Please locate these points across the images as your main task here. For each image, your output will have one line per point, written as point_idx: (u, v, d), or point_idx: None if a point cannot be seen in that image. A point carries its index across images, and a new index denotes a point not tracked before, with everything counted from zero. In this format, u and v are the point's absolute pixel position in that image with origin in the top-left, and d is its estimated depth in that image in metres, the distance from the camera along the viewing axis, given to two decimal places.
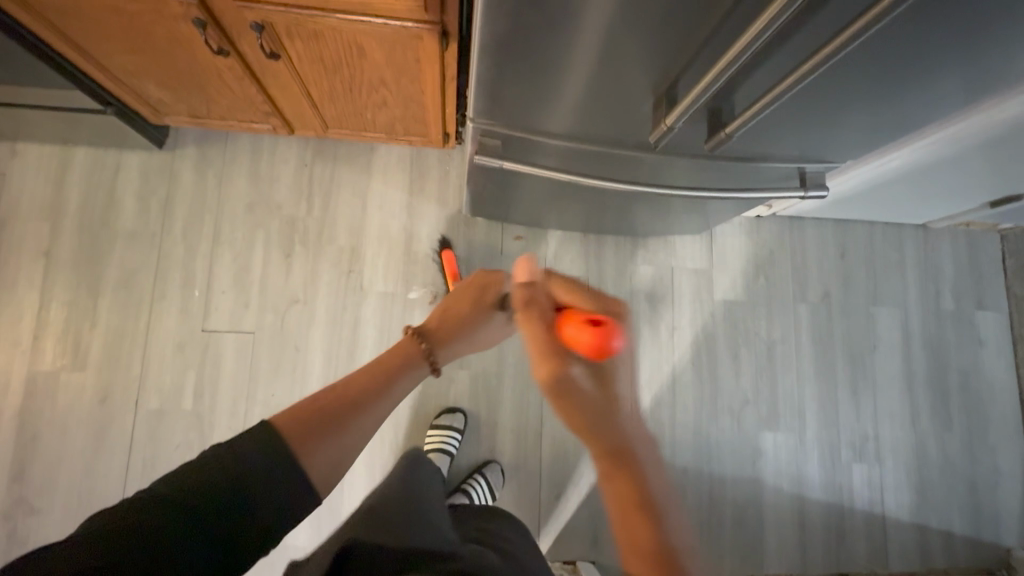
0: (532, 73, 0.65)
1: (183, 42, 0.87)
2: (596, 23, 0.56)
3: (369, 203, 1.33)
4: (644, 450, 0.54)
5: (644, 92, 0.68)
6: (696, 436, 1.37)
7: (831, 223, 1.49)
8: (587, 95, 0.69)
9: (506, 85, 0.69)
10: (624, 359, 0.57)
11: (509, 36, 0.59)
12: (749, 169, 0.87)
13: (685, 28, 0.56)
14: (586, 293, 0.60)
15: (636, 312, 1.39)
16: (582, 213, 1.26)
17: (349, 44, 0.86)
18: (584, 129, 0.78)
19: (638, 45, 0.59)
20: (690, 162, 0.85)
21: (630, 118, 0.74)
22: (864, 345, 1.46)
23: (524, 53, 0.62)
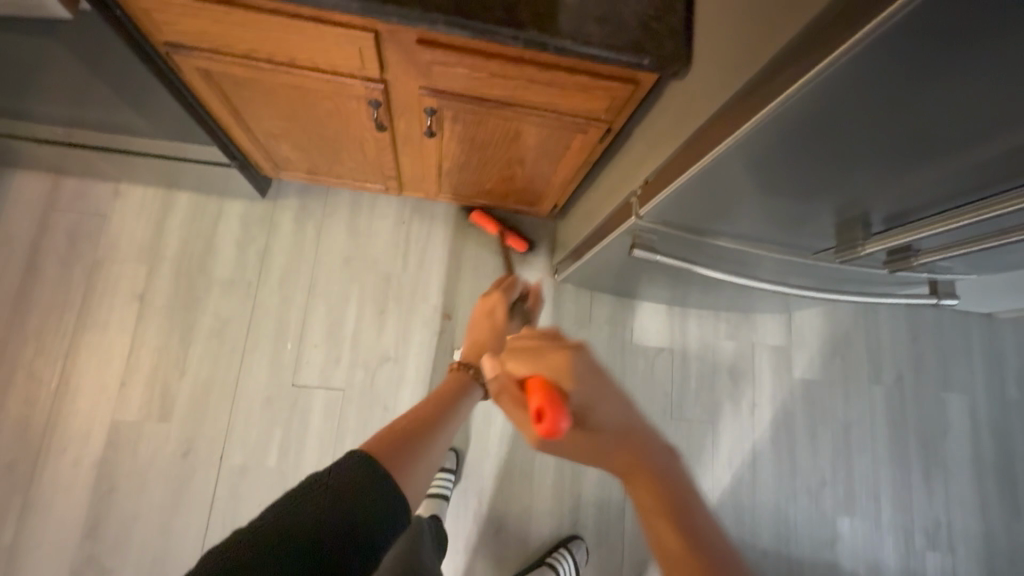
0: (729, 194, 0.69)
1: (345, 117, 0.89)
2: (838, 178, 0.57)
3: (464, 263, 1.34)
4: (665, 454, 0.52)
5: (834, 221, 0.69)
6: (776, 515, 1.36)
7: (903, 307, 1.53)
8: (779, 216, 0.70)
9: (692, 199, 0.73)
10: (598, 393, 0.54)
11: (720, 170, 0.64)
12: (854, 277, 0.93)
13: (897, 200, 0.59)
14: (530, 350, 0.57)
15: (717, 386, 1.41)
16: (679, 289, 1.28)
17: (510, 130, 0.88)
18: (749, 239, 0.80)
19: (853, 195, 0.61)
20: (789, 267, 0.90)
21: (807, 237, 0.75)
22: (935, 430, 1.47)
23: (728, 182, 0.66)
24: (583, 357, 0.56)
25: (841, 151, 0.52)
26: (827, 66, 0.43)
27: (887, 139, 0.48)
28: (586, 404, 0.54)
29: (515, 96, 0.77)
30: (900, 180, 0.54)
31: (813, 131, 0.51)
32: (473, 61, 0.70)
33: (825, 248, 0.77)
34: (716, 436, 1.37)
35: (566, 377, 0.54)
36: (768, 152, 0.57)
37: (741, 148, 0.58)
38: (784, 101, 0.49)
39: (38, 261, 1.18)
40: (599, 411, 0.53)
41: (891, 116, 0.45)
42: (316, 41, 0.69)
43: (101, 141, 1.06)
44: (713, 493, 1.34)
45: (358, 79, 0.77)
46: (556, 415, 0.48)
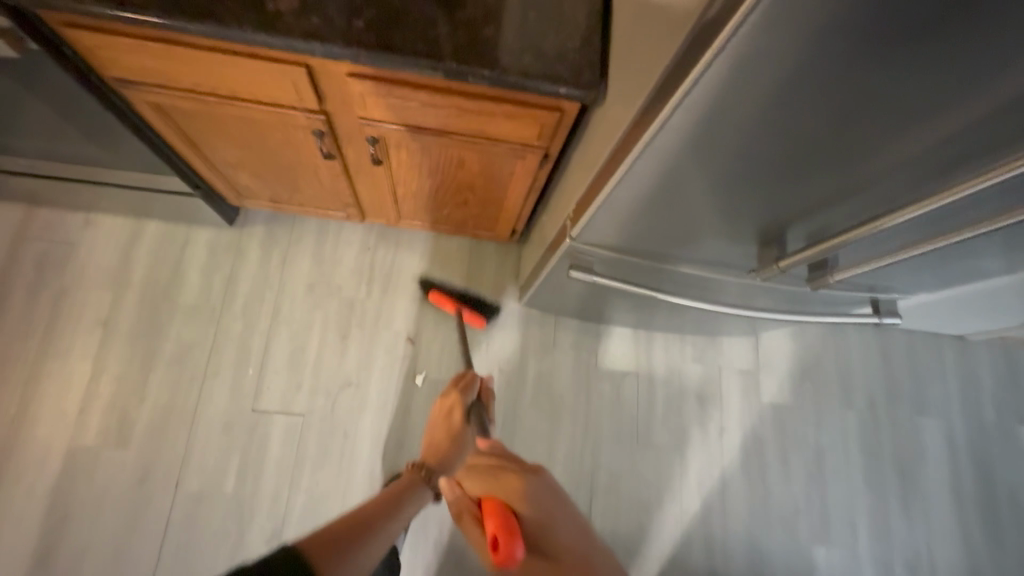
0: (650, 211, 0.70)
1: (295, 146, 0.93)
2: (745, 185, 0.59)
3: (428, 288, 1.36)
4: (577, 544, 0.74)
5: (751, 235, 0.70)
6: (749, 545, 1.32)
7: (872, 330, 1.53)
8: (702, 231, 0.72)
9: (621, 217, 0.75)
10: (550, 504, 0.70)
11: (641, 185, 0.65)
12: (796, 296, 0.93)
13: (811, 209, 0.61)
14: (493, 471, 0.71)
15: (685, 411, 1.39)
16: (639, 313, 1.29)
17: (453, 156, 0.91)
18: (683, 255, 0.81)
19: (763, 207, 0.63)
20: (745, 287, 0.89)
21: (736, 253, 0.76)
22: (911, 455, 1.44)
23: (649, 199, 0.68)
24: (536, 481, 0.70)
25: (742, 155, 0.53)
26: (707, 73, 0.44)
27: (783, 140, 0.49)
28: (540, 519, 0.67)
29: (449, 124, 0.81)
30: (797, 185, 0.56)
31: (711, 140, 0.52)
32: (403, 91, 0.73)
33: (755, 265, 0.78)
34: (684, 462, 1.35)
35: (524, 501, 0.67)
36: (680, 167, 0.58)
37: (655, 163, 0.60)
38: (680, 112, 0.50)
39: (6, 289, 1.21)
40: (546, 523, 0.68)
41: (781, 118, 0.47)
42: (253, 74, 0.73)
43: (68, 172, 1.10)
44: (682, 522, 1.31)
45: (300, 110, 0.80)
46: (511, 546, 0.58)
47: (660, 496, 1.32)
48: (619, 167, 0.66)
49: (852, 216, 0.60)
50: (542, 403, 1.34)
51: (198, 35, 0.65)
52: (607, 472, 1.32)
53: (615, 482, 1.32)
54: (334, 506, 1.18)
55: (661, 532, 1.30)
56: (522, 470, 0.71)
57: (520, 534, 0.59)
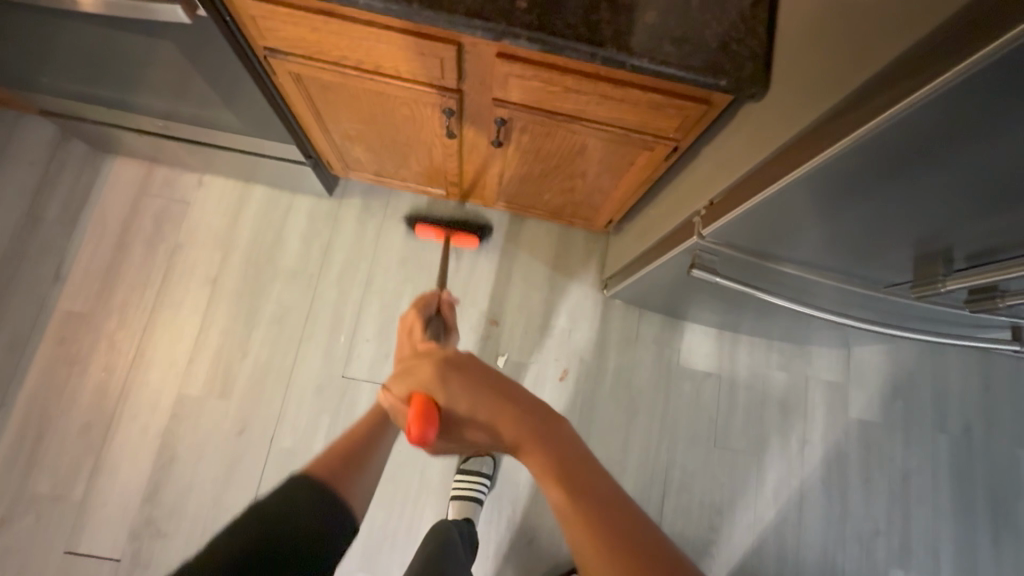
0: (798, 221, 0.67)
1: (418, 123, 0.93)
2: (921, 212, 0.55)
3: (514, 272, 1.36)
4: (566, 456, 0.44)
5: (910, 255, 0.66)
6: (822, 562, 1.28)
7: (976, 353, 1.44)
8: (845, 246, 0.69)
9: (760, 223, 0.72)
10: (469, 379, 0.50)
11: (798, 196, 0.63)
12: (923, 315, 0.88)
13: (992, 241, 0.56)
14: (412, 363, 0.55)
15: (766, 418, 1.36)
16: (732, 315, 1.25)
17: (576, 143, 0.90)
18: (815, 266, 0.77)
19: (937, 231, 0.58)
20: (846, 296, 0.85)
21: (881, 269, 0.72)
22: (1008, 489, 1.36)
23: (801, 210, 0.65)
24: (451, 359, 0.52)
25: (934, 185, 0.50)
26: (948, 86, 0.41)
27: (978, 175, 0.46)
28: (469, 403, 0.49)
29: (585, 110, 0.79)
30: (988, 220, 0.52)
31: (899, 162, 0.49)
32: (549, 75, 0.72)
33: (902, 282, 0.73)
34: (761, 469, 1.32)
35: (438, 385, 0.51)
36: (855, 185, 0.56)
37: (826, 177, 0.57)
38: (873, 130, 0.48)
39: (127, 241, 1.29)
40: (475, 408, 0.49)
41: (985, 153, 0.43)
42: (402, 50, 0.73)
43: (192, 134, 1.14)
44: (754, 530, 1.29)
45: (436, 88, 0.80)
46: (423, 427, 0.48)
47: (733, 501, 1.30)
48: (778, 172, 0.63)
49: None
50: (620, 396, 1.33)
51: (364, 9, 0.66)
52: (681, 471, 1.31)
53: (689, 481, 1.30)
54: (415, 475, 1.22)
55: (732, 537, 1.28)
56: (437, 355, 0.54)
57: (435, 416, 0.49)
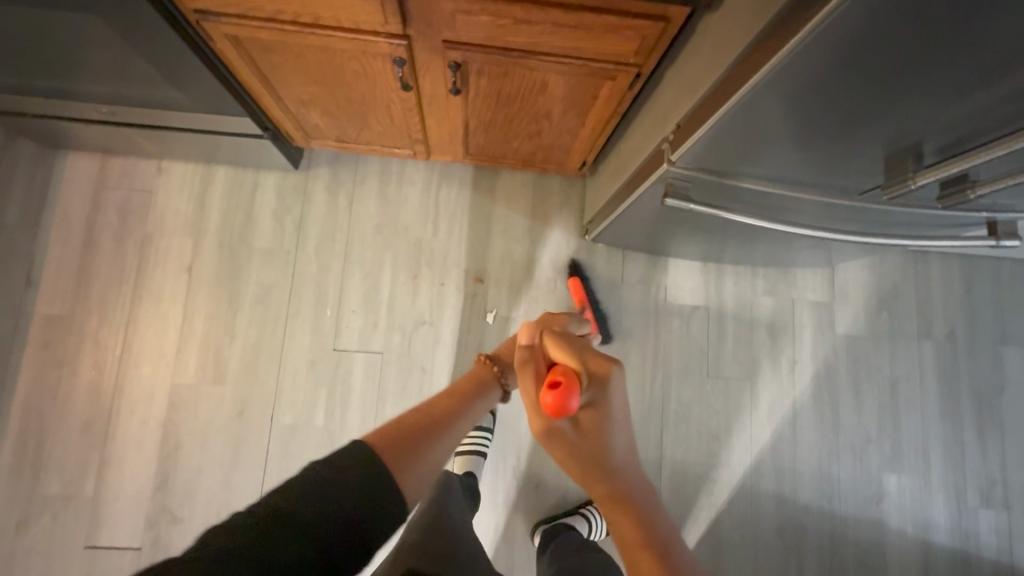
0: (763, 134, 0.66)
1: (370, 78, 0.90)
2: (885, 103, 0.54)
3: (493, 227, 1.35)
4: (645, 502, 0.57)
5: (878, 156, 0.65)
6: (818, 473, 1.34)
7: (957, 259, 1.45)
8: (814, 155, 0.68)
9: (727, 141, 0.70)
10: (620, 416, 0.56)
11: (761, 106, 0.61)
12: (901, 221, 0.87)
13: (958, 128, 0.55)
14: (577, 346, 0.60)
15: (756, 344, 1.38)
16: (714, 246, 1.24)
17: (535, 81, 0.87)
18: (787, 180, 0.76)
19: (902, 126, 0.57)
20: (824, 208, 0.84)
21: (851, 174, 0.71)
22: (991, 385, 1.41)
23: (766, 122, 0.63)
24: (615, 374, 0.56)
25: (894, 68, 0.48)
26: None
27: (935, 48, 0.45)
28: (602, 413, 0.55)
29: (539, 43, 0.76)
30: (945, 105, 0.52)
31: (856, 52, 0.48)
32: (497, 7, 0.69)
33: (872, 186, 0.72)
34: (755, 394, 1.36)
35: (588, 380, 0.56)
36: (815, 86, 0.54)
37: (787, 82, 0.55)
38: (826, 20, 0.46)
39: (94, 238, 1.26)
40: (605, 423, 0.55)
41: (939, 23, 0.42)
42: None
43: (141, 118, 1.09)
44: (752, 451, 1.33)
45: (382, 36, 0.76)
46: (565, 396, 0.52)
47: (731, 427, 1.34)
48: (738, 83, 0.61)
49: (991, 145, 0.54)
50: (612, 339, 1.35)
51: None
52: (676, 404, 1.34)
53: (685, 413, 1.33)
54: None
55: (731, 461, 1.32)
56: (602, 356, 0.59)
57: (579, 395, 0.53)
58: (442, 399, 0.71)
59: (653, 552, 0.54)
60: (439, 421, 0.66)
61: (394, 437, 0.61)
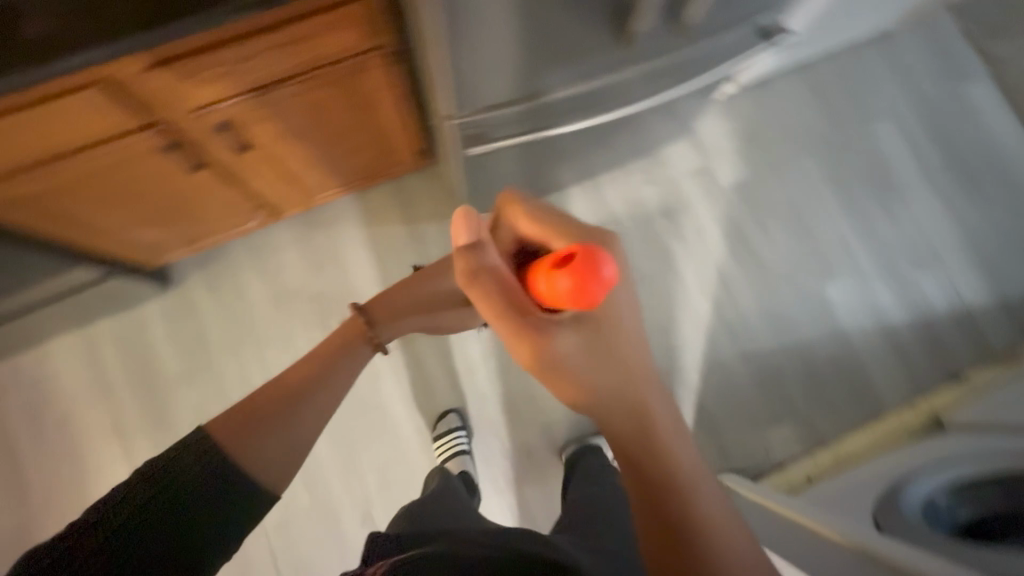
0: (484, 53, 0.72)
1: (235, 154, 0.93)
2: None
3: (377, 248, 1.37)
4: (661, 430, 0.51)
5: (586, 18, 0.73)
6: (767, 314, 1.39)
7: (795, 71, 1.53)
8: (540, 48, 0.75)
9: (467, 76, 0.76)
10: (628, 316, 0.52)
11: (455, 32, 0.68)
12: (674, 69, 0.94)
13: None
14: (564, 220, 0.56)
15: (659, 232, 1.43)
16: (573, 166, 1.28)
17: (305, 105, 0.89)
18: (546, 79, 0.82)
19: None
20: (616, 86, 0.90)
21: (586, 47, 0.78)
22: (875, 164, 1.49)
23: (472, 41, 0.70)
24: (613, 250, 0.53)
25: None
26: None
27: None
28: (609, 314, 0.52)
29: (272, 72, 0.78)
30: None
31: None
32: (204, 57, 0.71)
33: (612, 45, 0.80)
34: (679, 275, 1.40)
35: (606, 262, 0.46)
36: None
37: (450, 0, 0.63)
38: None
39: (13, 444, 1.24)
40: (624, 319, 0.52)
41: None
42: (181, 85, 0.74)
43: None
44: (701, 325, 1.38)
45: (133, 133, 0.79)
46: (580, 282, 0.45)
47: (672, 315, 1.38)
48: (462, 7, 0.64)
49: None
50: None
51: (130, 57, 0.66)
52: None
53: None
54: (402, 465, 1.27)
55: (688, 343, 1.37)
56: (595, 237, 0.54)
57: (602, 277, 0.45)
58: (313, 355, 0.70)
59: (653, 486, 0.49)
60: (312, 379, 0.66)
61: (229, 425, 0.60)
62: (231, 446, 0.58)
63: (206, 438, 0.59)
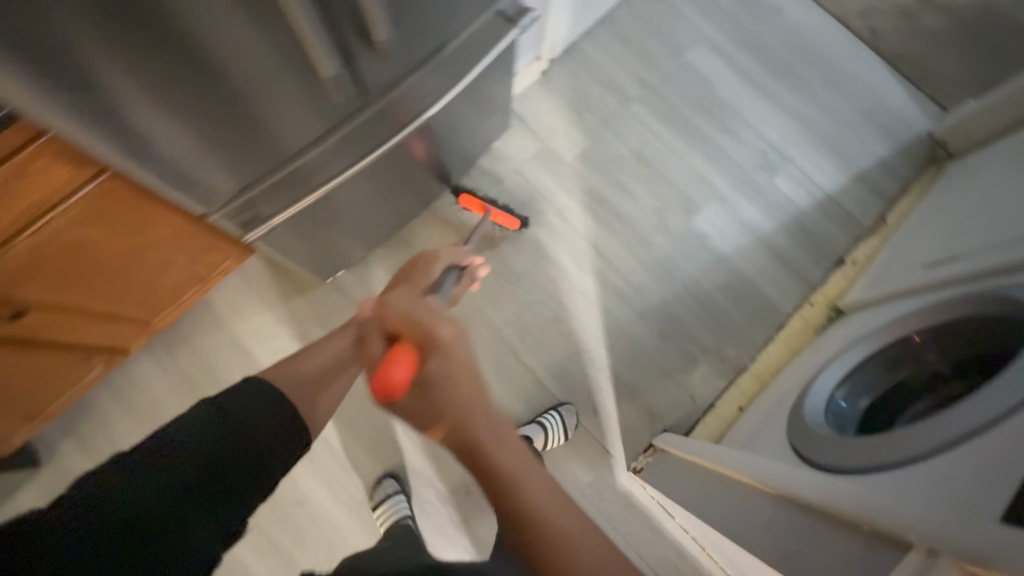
0: (179, 146, 0.69)
1: (127, 240, 0.92)
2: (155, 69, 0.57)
3: (250, 344, 1.33)
4: (511, 461, 0.53)
5: (274, 77, 0.67)
6: (649, 267, 1.39)
7: (597, 27, 1.54)
8: (241, 120, 0.70)
9: (182, 168, 0.73)
10: (470, 388, 0.55)
11: (122, 137, 0.64)
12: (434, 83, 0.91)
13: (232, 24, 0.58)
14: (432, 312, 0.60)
15: (522, 225, 1.41)
16: (408, 197, 1.25)
17: (60, 249, 0.83)
18: (280, 142, 0.77)
19: (210, 58, 0.60)
20: (377, 118, 0.84)
21: (299, 102, 0.73)
22: (701, 88, 1.51)
23: (151, 140, 0.66)
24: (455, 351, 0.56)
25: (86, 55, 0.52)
26: None
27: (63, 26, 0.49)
28: (446, 384, 0.55)
29: None
30: (250, 15, 0.59)
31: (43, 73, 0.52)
32: None
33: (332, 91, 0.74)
34: (554, 260, 1.39)
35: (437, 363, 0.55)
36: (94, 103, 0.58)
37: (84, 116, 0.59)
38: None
39: None
40: (456, 393, 0.55)
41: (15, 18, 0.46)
42: (60, 161, 0.72)
43: None
44: (591, 301, 1.37)
45: None
46: (387, 377, 0.52)
47: (561, 299, 1.37)
48: (128, 135, 0.64)
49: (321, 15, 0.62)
50: None
51: None
52: (508, 326, 1.35)
53: (521, 325, 1.35)
54: (344, 550, 1.22)
55: (584, 322, 1.35)
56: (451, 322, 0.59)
57: (400, 379, 0.53)
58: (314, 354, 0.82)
59: (508, 505, 0.51)
60: (289, 377, 0.76)
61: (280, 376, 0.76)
62: (286, 386, 0.75)
63: (262, 383, 0.70)
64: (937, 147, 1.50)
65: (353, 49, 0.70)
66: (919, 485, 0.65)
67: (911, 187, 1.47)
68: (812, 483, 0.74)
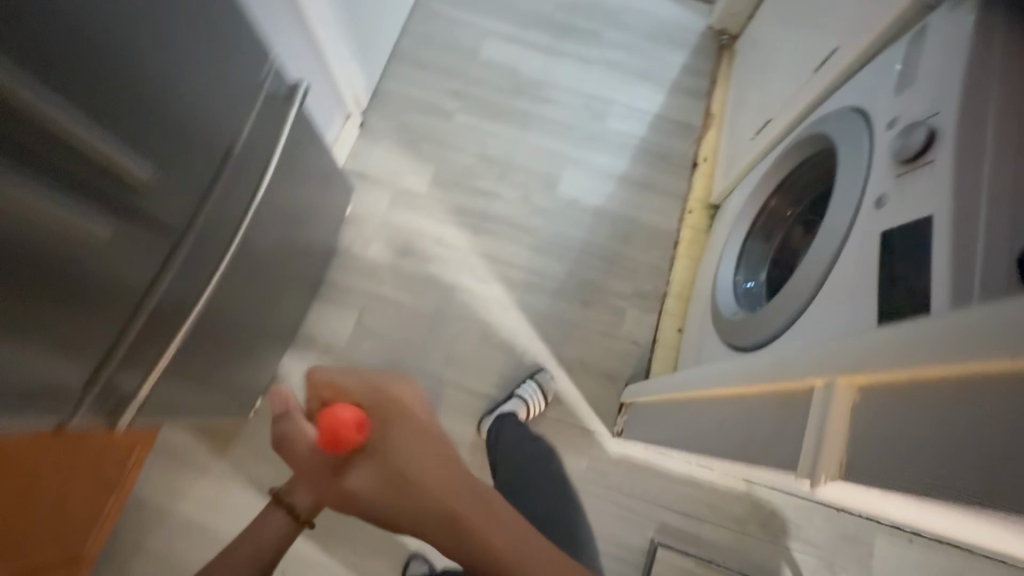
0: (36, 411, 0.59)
1: (16, 498, 0.85)
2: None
3: (200, 516, 1.23)
4: (497, 524, 0.47)
5: (90, 292, 0.58)
6: (542, 249, 1.43)
7: (392, 63, 1.58)
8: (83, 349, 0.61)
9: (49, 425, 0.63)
10: (435, 457, 0.48)
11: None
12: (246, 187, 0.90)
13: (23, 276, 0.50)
14: (377, 387, 0.57)
15: (411, 269, 1.40)
16: (286, 297, 1.21)
17: None
18: (134, 341, 0.68)
19: (21, 318, 0.51)
20: (207, 242, 0.76)
21: (127, 290, 0.64)
22: (507, 75, 1.59)
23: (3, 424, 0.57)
24: (401, 405, 0.55)
25: None
26: None
27: None
28: (387, 447, 0.50)
29: None
30: (33, 253, 0.50)
31: None
32: None
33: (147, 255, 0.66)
34: (456, 285, 1.39)
35: (380, 427, 0.52)
36: None
37: None
38: None
39: None
40: (411, 461, 0.49)
41: None
42: None
43: None
44: (507, 304, 1.38)
45: None
46: (335, 418, 0.53)
47: (479, 317, 1.37)
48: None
49: (115, 241, 0.60)
50: None
51: None
52: (444, 366, 1.33)
53: (455, 359, 1.34)
54: None
55: (510, 327, 1.37)
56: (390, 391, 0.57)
57: (348, 422, 0.53)
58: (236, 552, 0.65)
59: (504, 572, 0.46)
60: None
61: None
62: None
63: None
64: (720, 36, 1.67)
65: (147, 209, 0.63)
66: (817, 331, 0.69)
67: (718, 77, 1.62)
68: (734, 375, 0.74)
